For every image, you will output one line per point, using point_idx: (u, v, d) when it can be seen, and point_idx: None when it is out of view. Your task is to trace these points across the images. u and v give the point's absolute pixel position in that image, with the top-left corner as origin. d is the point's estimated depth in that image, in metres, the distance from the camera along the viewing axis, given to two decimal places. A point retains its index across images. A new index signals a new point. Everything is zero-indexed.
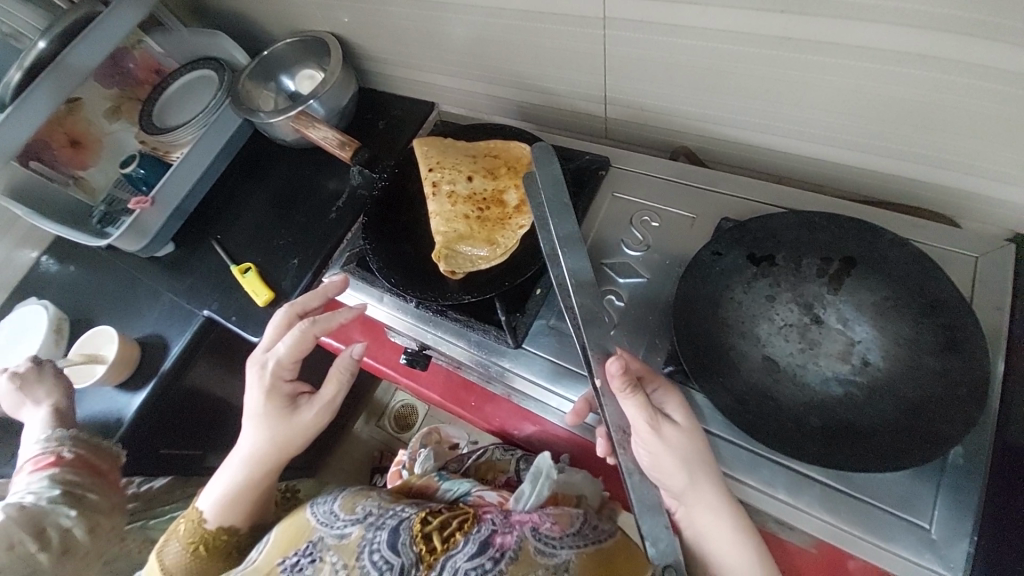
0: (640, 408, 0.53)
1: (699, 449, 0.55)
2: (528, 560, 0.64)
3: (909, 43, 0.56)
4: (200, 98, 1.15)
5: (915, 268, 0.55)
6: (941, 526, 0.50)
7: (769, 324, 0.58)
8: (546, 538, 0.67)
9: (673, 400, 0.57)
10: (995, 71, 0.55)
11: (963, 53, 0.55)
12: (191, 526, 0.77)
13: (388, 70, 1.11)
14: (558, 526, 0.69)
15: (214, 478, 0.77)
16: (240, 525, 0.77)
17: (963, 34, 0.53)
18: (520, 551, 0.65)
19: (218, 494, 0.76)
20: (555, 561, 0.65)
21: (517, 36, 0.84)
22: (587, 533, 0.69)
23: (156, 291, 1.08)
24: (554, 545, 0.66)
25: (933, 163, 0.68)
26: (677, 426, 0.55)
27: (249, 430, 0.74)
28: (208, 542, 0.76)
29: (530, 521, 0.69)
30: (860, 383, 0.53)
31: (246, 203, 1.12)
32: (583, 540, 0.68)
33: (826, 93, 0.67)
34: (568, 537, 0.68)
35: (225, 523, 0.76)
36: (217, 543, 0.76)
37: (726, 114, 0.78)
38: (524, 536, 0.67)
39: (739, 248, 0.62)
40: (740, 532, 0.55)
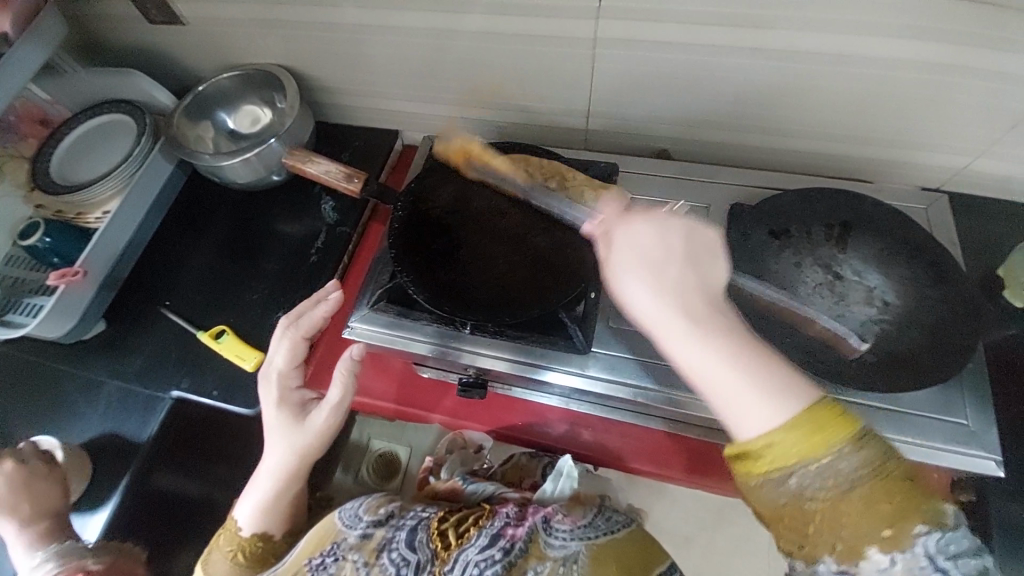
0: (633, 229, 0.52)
1: (699, 276, 0.50)
2: (538, 552, 0.64)
3: (850, 47, 0.71)
4: (113, 145, 0.97)
5: (895, 221, 0.69)
6: (975, 418, 0.61)
7: (804, 286, 0.67)
8: (557, 530, 0.65)
9: (675, 233, 0.51)
10: (914, 62, 0.70)
11: (890, 52, 0.70)
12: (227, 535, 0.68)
13: (342, 101, 1.05)
14: (570, 517, 0.67)
15: (240, 497, 0.69)
16: (275, 531, 0.69)
17: (890, 37, 0.68)
18: (529, 543, 0.65)
19: (246, 511, 0.68)
20: (565, 552, 0.64)
21: (502, 58, 0.86)
22: (600, 524, 0.66)
23: (93, 381, 0.88)
24: (564, 537, 0.65)
25: (867, 142, 0.84)
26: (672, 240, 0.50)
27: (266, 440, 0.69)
28: (247, 549, 0.68)
29: (543, 510, 0.68)
30: (888, 319, 0.64)
31: (197, 258, 0.98)
32: (596, 532, 0.66)
33: (786, 92, 0.79)
34: (579, 529, 0.65)
35: (261, 528, 0.68)
36: (255, 549, 0.68)
37: (699, 116, 0.88)
38: (535, 528, 0.66)
39: (761, 226, 0.71)
40: (728, 352, 0.46)
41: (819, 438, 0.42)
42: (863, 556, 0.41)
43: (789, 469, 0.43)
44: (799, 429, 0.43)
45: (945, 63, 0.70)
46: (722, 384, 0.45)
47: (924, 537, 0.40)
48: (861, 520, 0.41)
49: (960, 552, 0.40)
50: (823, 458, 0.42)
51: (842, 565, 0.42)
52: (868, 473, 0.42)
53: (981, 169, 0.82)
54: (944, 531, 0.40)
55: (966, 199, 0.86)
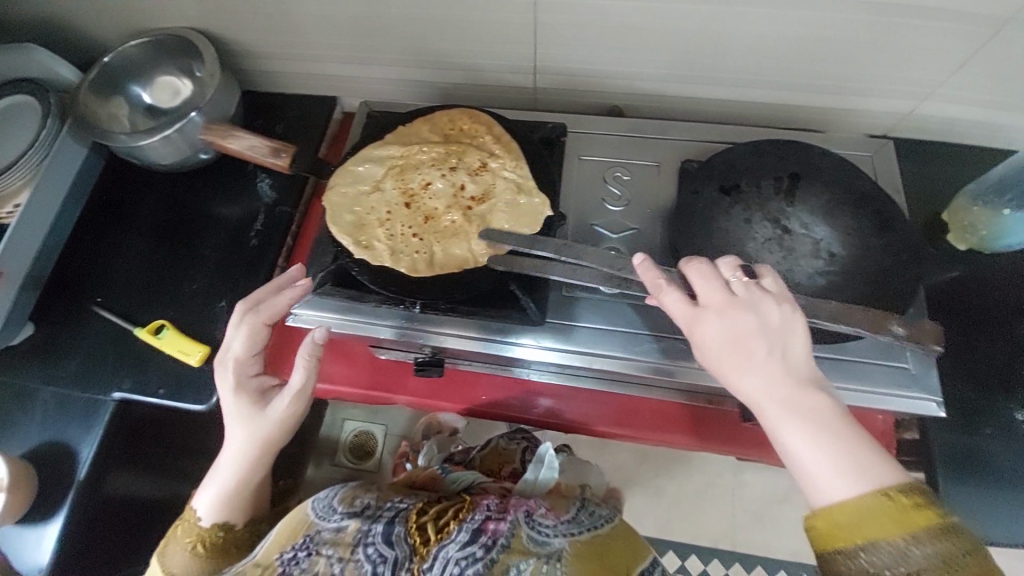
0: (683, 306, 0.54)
1: (760, 370, 0.50)
2: (520, 547, 0.63)
3: None
4: (18, 130, 0.87)
5: (842, 170, 0.69)
6: (917, 362, 0.64)
7: (753, 242, 0.66)
8: (540, 527, 0.66)
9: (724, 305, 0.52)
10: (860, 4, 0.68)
11: None
12: (186, 526, 0.65)
13: (271, 67, 0.96)
14: (552, 513, 0.68)
15: (201, 485, 0.66)
16: (237, 520, 0.66)
17: None
18: (511, 539, 0.63)
19: (206, 501, 0.65)
20: (549, 549, 0.64)
21: (437, 12, 0.80)
22: (582, 519, 0.69)
23: (28, 389, 0.83)
24: (546, 534, 0.65)
25: (818, 89, 0.82)
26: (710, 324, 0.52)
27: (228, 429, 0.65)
28: (207, 539, 0.64)
29: (525, 506, 0.68)
30: (835, 271, 0.64)
31: (126, 250, 0.91)
32: (579, 529, 0.67)
33: (736, 39, 0.76)
34: (561, 525, 0.67)
35: (223, 518, 0.65)
36: (217, 538, 0.65)
37: (652, 68, 0.84)
38: (517, 523, 0.65)
39: (711, 182, 0.70)
40: (820, 435, 0.47)
41: (895, 524, 0.44)
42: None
43: (864, 546, 0.44)
44: (879, 515, 0.44)
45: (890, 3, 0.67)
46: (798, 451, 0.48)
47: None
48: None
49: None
50: (908, 542, 0.43)
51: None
52: (947, 564, 0.43)
53: (927, 112, 0.81)
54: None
55: (912, 145, 0.86)
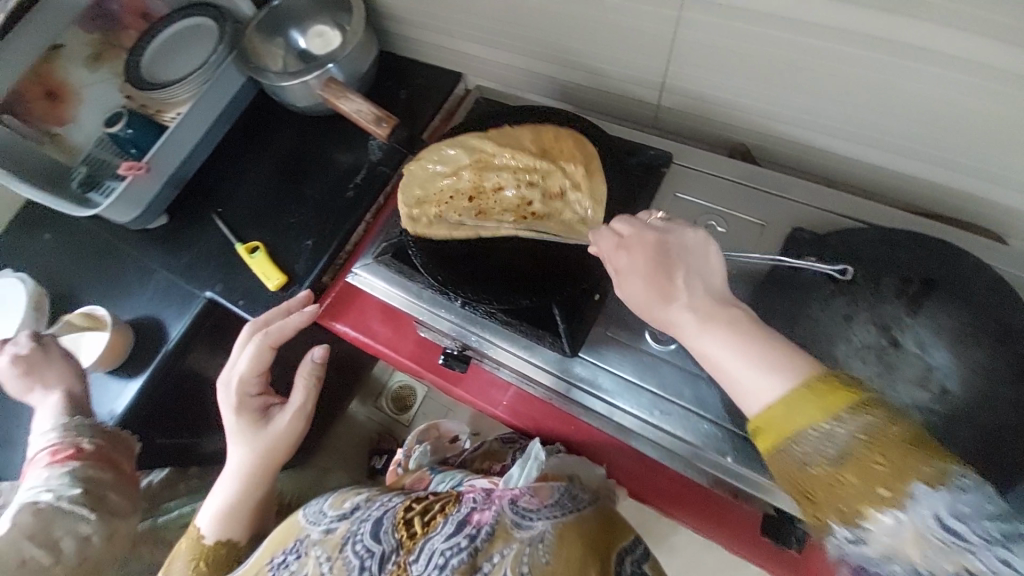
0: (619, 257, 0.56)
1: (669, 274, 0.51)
2: (505, 533, 0.60)
3: (1012, 61, 0.53)
4: (196, 51, 1.01)
5: (995, 294, 0.55)
6: None
7: (846, 345, 0.55)
8: (524, 512, 0.63)
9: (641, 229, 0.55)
10: None
11: None
12: (191, 542, 0.75)
13: (410, 34, 1.00)
14: (537, 498, 0.65)
15: (204, 500, 0.76)
16: (239, 535, 0.75)
17: None
18: (496, 526, 0.61)
19: (210, 511, 0.75)
20: (531, 533, 0.61)
21: (573, 9, 0.76)
22: (566, 503, 0.66)
23: (150, 268, 0.98)
24: (531, 518, 0.62)
25: (1008, 184, 0.65)
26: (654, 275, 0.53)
27: (232, 447, 0.76)
28: (210, 555, 0.74)
29: (510, 494, 0.65)
30: (940, 411, 0.52)
31: (249, 172, 1.03)
32: (562, 512, 0.64)
33: (909, 104, 0.62)
34: (545, 508, 0.64)
35: (225, 534, 0.74)
36: (218, 552, 0.74)
37: (794, 113, 0.73)
38: (501, 508, 0.63)
39: (816, 264, 0.60)
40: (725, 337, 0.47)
41: (825, 405, 0.40)
42: (872, 515, 0.37)
43: (795, 435, 0.41)
44: (803, 397, 0.41)
45: None
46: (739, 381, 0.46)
47: (926, 498, 0.36)
48: (864, 485, 0.38)
49: (987, 513, 0.35)
50: (832, 424, 0.40)
51: (854, 531, 0.38)
52: (874, 433, 0.38)
53: None
54: (953, 485, 0.36)
55: None
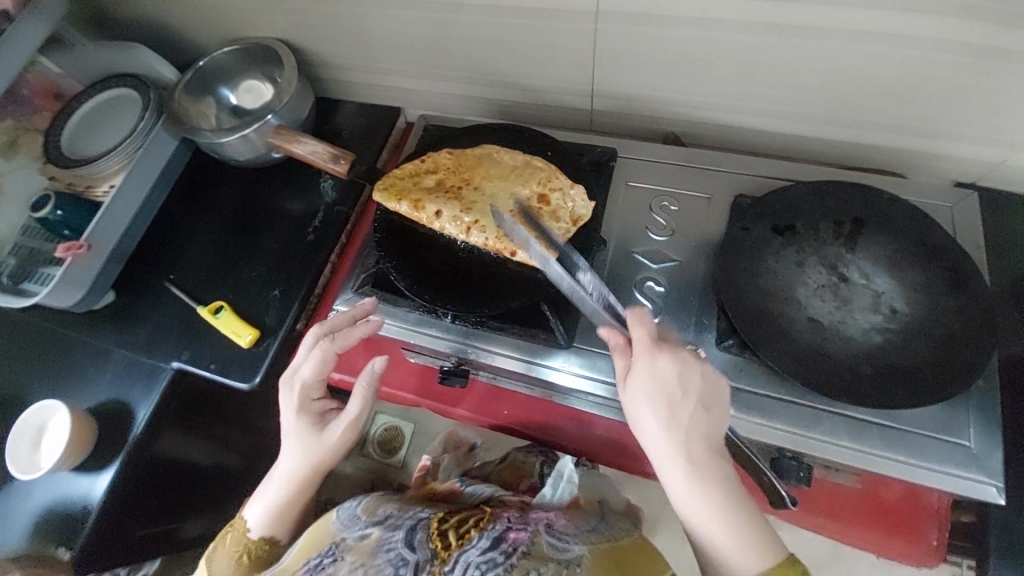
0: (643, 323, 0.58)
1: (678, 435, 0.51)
2: (542, 552, 0.60)
3: (874, 24, 0.63)
4: (122, 121, 0.98)
5: (914, 220, 0.63)
6: (979, 441, 0.57)
7: (804, 287, 0.62)
8: (559, 534, 0.64)
9: (689, 371, 0.53)
10: (943, 42, 0.62)
11: (916, 30, 0.62)
12: (236, 534, 0.67)
13: (343, 77, 1.03)
14: (572, 524, 0.67)
15: (247, 500, 0.69)
16: (282, 540, 0.67)
17: (911, 10, 0.60)
18: (532, 546, 0.61)
19: (253, 514, 0.67)
20: (569, 554, 0.61)
21: (498, 33, 0.82)
22: (599, 531, 0.67)
23: (104, 350, 0.92)
24: (566, 541, 0.63)
25: (898, 130, 0.76)
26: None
27: (286, 451, 0.66)
28: (254, 552, 0.66)
29: (543, 519, 0.66)
30: (893, 328, 0.59)
31: (199, 234, 0.99)
32: (597, 538, 0.66)
33: (804, 73, 0.72)
34: (580, 534, 0.65)
35: (269, 533, 0.66)
36: (260, 552, 0.66)
37: (710, 99, 0.81)
38: (537, 532, 0.63)
39: (763, 221, 0.66)
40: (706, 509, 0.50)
41: None
42: None
43: None
44: None
45: (982, 44, 0.61)
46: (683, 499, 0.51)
47: None
48: None
49: None
50: None
51: None
52: None
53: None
54: None
55: (1005, 196, 0.77)
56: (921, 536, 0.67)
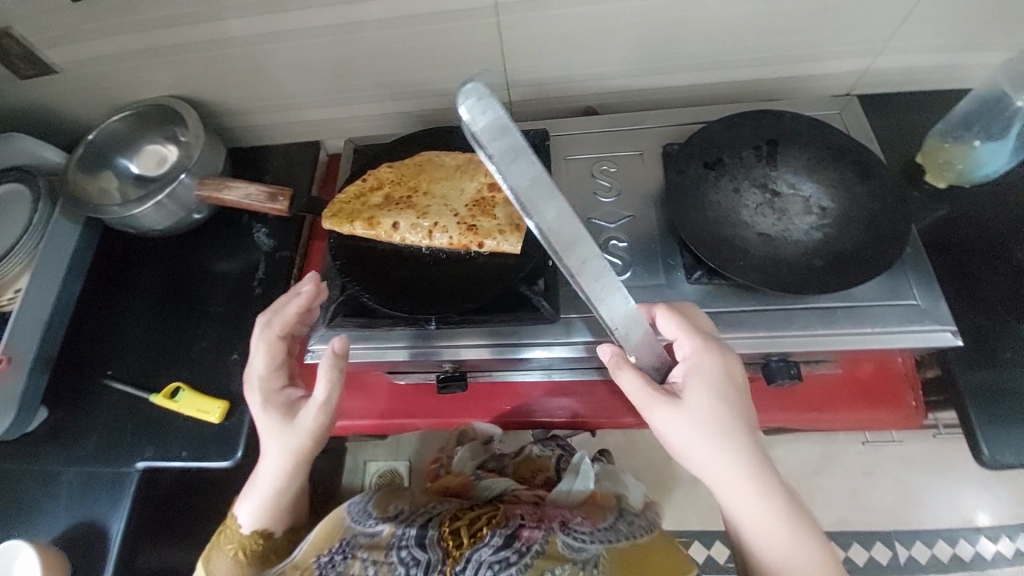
0: (642, 381, 0.56)
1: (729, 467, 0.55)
2: (557, 552, 0.62)
3: None
4: (10, 218, 0.88)
5: (816, 129, 0.72)
6: (923, 296, 0.65)
7: (747, 209, 0.68)
8: (575, 533, 0.65)
9: (721, 391, 0.56)
10: None
11: None
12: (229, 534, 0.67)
13: (252, 122, 0.99)
14: (591, 523, 0.68)
15: (240, 497, 0.68)
16: (275, 529, 0.67)
17: None
18: (546, 545, 0.62)
19: (246, 512, 0.66)
20: (585, 552, 0.63)
21: (405, 45, 0.83)
22: (621, 530, 0.69)
23: (50, 472, 0.81)
24: (582, 540, 0.64)
25: (780, 60, 0.85)
26: (693, 408, 0.55)
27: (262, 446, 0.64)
28: (248, 548, 0.66)
29: (561, 516, 0.68)
30: (829, 223, 0.66)
31: (131, 319, 0.91)
32: (614, 538, 0.67)
33: (690, 25, 0.79)
34: (598, 533, 0.66)
35: (261, 527, 0.66)
36: (255, 547, 0.67)
37: (618, 66, 0.87)
38: (551, 531, 0.64)
39: (695, 161, 0.72)
40: (767, 518, 0.55)
41: None
42: None
43: None
44: None
45: None
46: (743, 511, 0.56)
47: None
48: None
49: None
50: None
51: None
52: None
53: (884, 66, 0.85)
54: None
55: (876, 98, 0.89)
56: (903, 400, 0.75)
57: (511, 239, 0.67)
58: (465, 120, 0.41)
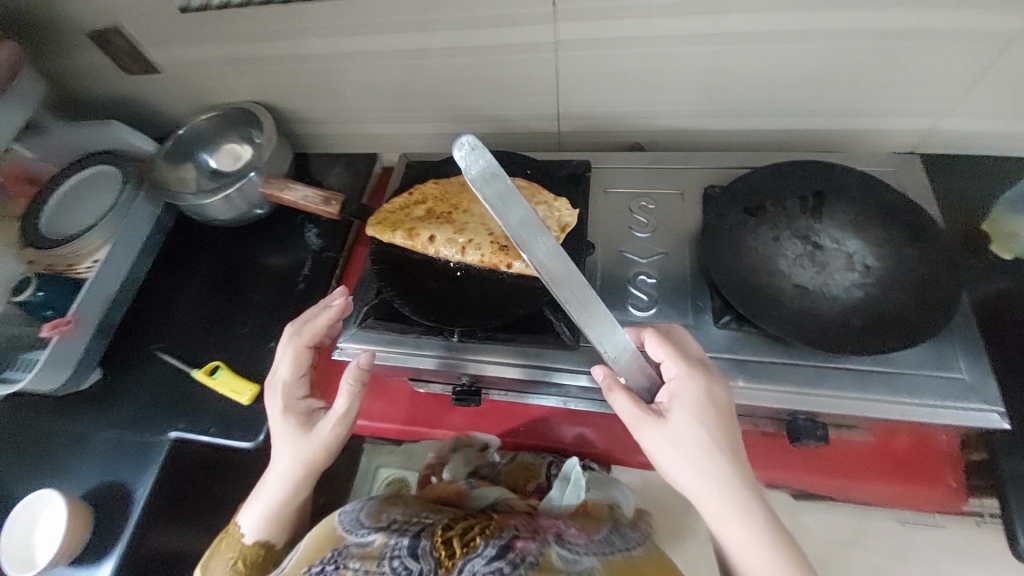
0: (630, 401, 0.58)
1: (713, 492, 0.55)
2: (551, 564, 0.61)
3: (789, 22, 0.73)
4: (99, 197, 0.99)
5: (866, 187, 0.70)
6: (971, 372, 0.60)
7: (785, 258, 0.67)
8: (569, 545, 0.66)
9: (705, 414, 0.57)
10: (855, 31, 0.72)
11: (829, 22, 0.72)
12: (231, 539, 0.68)
13: (319, 131, 1.07)
14: (584, 536, 0.69)
15: (243, 505, 0.70)
16: (277, 539, 0.68)
17: (820, 6, 0.70)
18: (541, 558, 0.61)
19: (247, 521, 0.68)
20: (579, 565, 0.62)
21: (466, 72, 0.88)
22: (614, 543, 0.70)
23: (93, 430, 0.88)
24: (576, 553, 0.64)
25: (837, 113, 0.84)
26: (677, 428, 0.56)
27: (274, 454, 0.66)
28: (248, 556, 0.67)
29: (555, 529, 0.69)
30: (871, 282, 0.64)
31: (186, 299, 0.99)
32: (609, 550, 0.67)
33: (746, 71, 0.80)
34: (591, 544, 0.67)
35: (264, 537, 0.67)
36: (256, 555, 0.67)
37: (669, 106, 0.88)
38: (546, 544, 0.64)
39: (736, 206, 0.71)
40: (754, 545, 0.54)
41: None
42: None
43: None
44: None
45: (891, 28, 0.70)
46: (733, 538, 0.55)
47: None
48: None
49: None
50: None
51: None
52: None
53: (951, 128, 0.82)
54: None
55: (941, 160, 0.86)
56: (942, 480, 0.70)
57: None
58: (464, 165, 0.56)
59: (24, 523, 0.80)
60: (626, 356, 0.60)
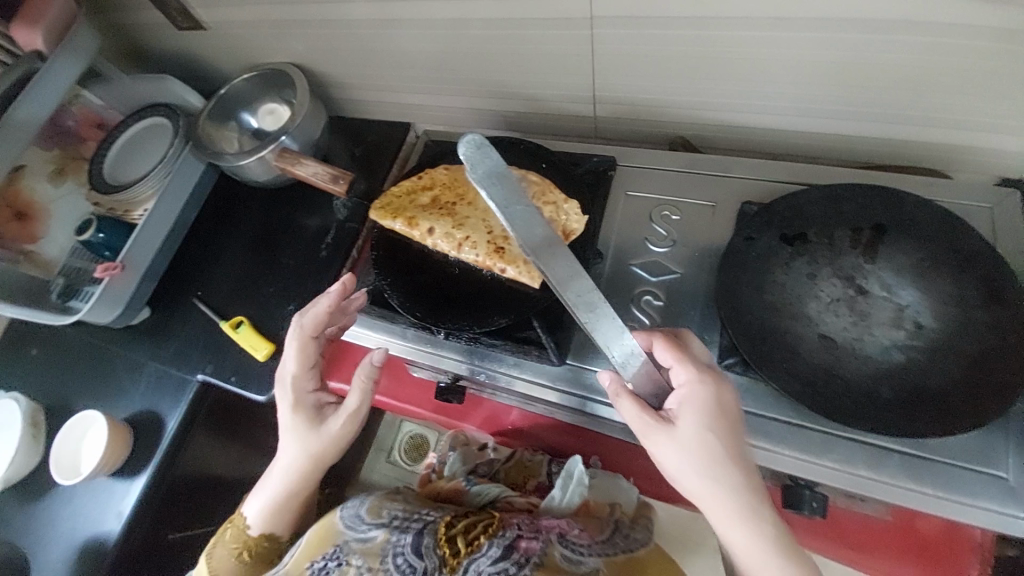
0: (637, 407, 0.50)
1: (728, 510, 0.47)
2: (555, 565, 0.59)
3: (884, 12, 0.57)
4: (155, 147, 1.05)
5: (943, 226, 0.57)
6: (1018, 472, 0.50)
7: (816, 301, 0.57)
8: (574, 545, 0.62)
9: (717, 423, 0.48)
10: (971, 26, 0.56)
11: (938, 15, 0.56)
12: (236, 531, 0.70)
13: (356, 96, 1.06)
14: (587, 534, 0.65)
15: (251, 495, 0.70)
16: (283, 530, 0.71)
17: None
18: (544, 557, 0.59)
19: (255, 511, 0.69)
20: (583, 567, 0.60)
21: (495, 46, 0.81)
22: (618, 541, 0.66)
23: (138, 362, 0.99)
24: (580, 552, 0.62)
25: (931, 123, 0.68)
26: (684, 434, 0.48)
27: (283, 445, 0.67)
28: (252, 548, 0.70)
29: (558, 526, 0.64)
30: (919, 346, 0.53)
31: (223, 252, 1.05)
32: (614, 549, 0.65)
33: (819, 67, 0.66)
34: (596, 544, 0.64)
35: (271, 527, 0.69)
36: (260, 547, 0.70)
37: (720, 99, 0.76)
38: (550, 543, 0.61)
39: (771, 230, 0.61)
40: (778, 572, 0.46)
41: None
42: None
43: None
44: None
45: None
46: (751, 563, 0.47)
47: None
48: None
49: None
50: None
51: None
52: None
53: None
54: None
55: None
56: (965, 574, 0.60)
57: (533, 272, 0.64)
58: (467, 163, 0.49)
59: (73, 440, 0.93)
60: (636, 361, 0.51)
